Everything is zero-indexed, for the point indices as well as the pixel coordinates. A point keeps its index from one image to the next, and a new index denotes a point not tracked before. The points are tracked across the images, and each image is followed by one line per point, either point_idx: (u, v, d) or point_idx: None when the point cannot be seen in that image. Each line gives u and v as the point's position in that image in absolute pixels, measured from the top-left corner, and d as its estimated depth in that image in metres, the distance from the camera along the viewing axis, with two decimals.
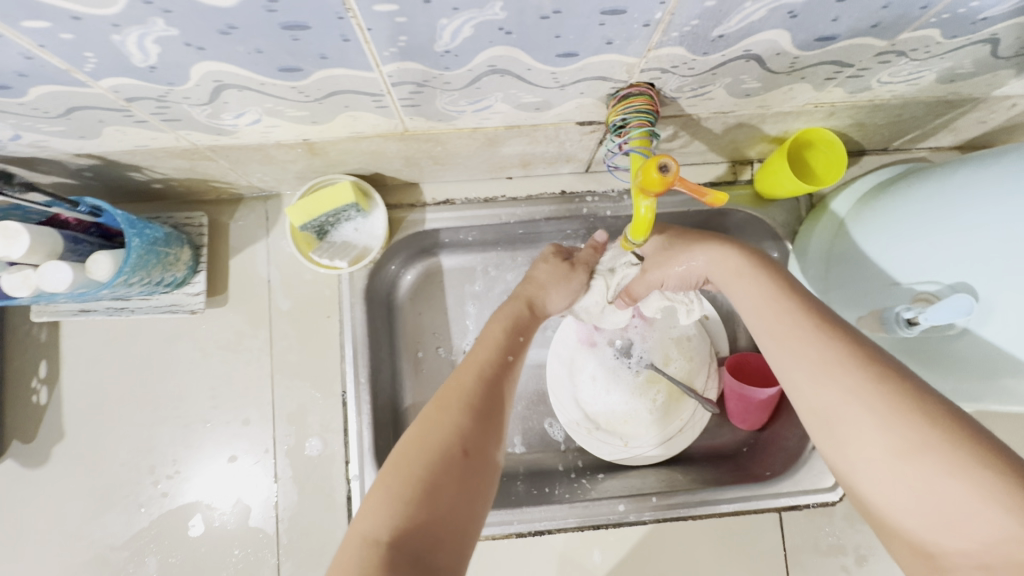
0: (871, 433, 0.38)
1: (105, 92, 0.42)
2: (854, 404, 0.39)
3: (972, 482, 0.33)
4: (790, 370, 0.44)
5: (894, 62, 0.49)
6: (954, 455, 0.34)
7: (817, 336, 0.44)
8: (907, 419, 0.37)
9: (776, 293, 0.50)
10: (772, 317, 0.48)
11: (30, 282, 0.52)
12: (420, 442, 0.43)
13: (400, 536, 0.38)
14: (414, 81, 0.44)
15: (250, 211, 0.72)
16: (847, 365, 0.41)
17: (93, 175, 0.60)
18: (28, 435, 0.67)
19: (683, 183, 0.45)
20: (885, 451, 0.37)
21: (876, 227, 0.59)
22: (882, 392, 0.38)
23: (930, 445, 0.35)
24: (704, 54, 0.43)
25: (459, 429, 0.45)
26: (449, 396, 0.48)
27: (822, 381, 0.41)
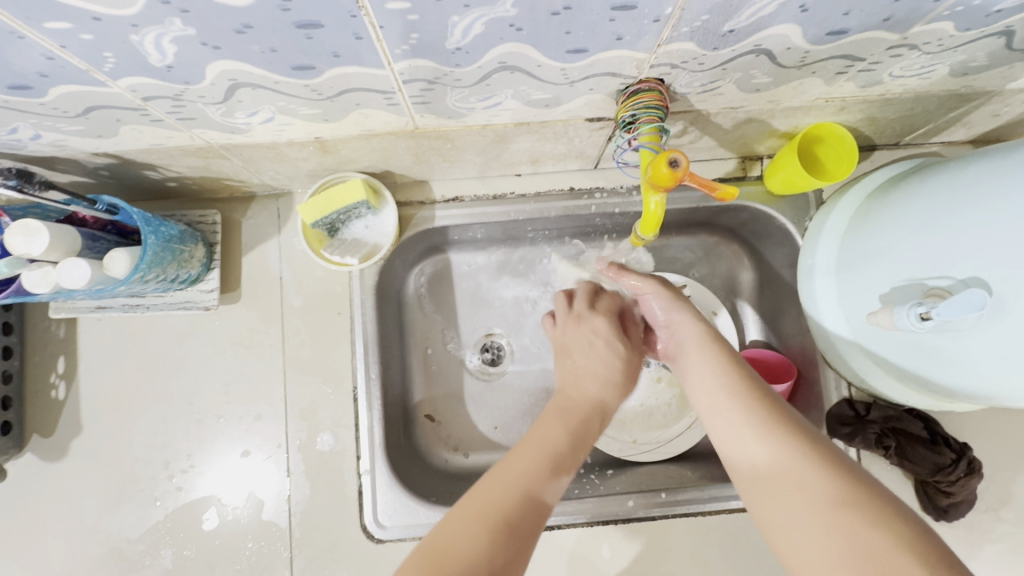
0: (800, 488, 0.40)
1: (123, 92, 0.43)
2: (797, 462, 0.41)
3: (884, 534, 0.34)
4: (738, 439, 0.47)
5: (906, 56, 0.48)
6: (875, 509, 0.36)
7: (742, 406, 0.48)
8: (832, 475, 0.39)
9: (722, 366, 0.53)
10: (720, 383, 0.52)
11: (49, 279, 0.53)
12: (466, 529, 0.39)
13: None
14: (425, 79, 0.45)
15: (262, 209, 0.72)
16: (782, 434, 0.44)
17: (110, 173, 0.61)
18: (47, 429, 0.69)
19: (693, 178, 0.46)
20: (812, 508, 0.38)
21: (892, 219, 0.58)
22: (808, 455, 0.41)
23: (846, 500, 0.37)
24: (714, 48, 0.44)
25: (500, 543, 0.39)
26: (503, 489, 0.44)
27: (760, 443, 0.44)
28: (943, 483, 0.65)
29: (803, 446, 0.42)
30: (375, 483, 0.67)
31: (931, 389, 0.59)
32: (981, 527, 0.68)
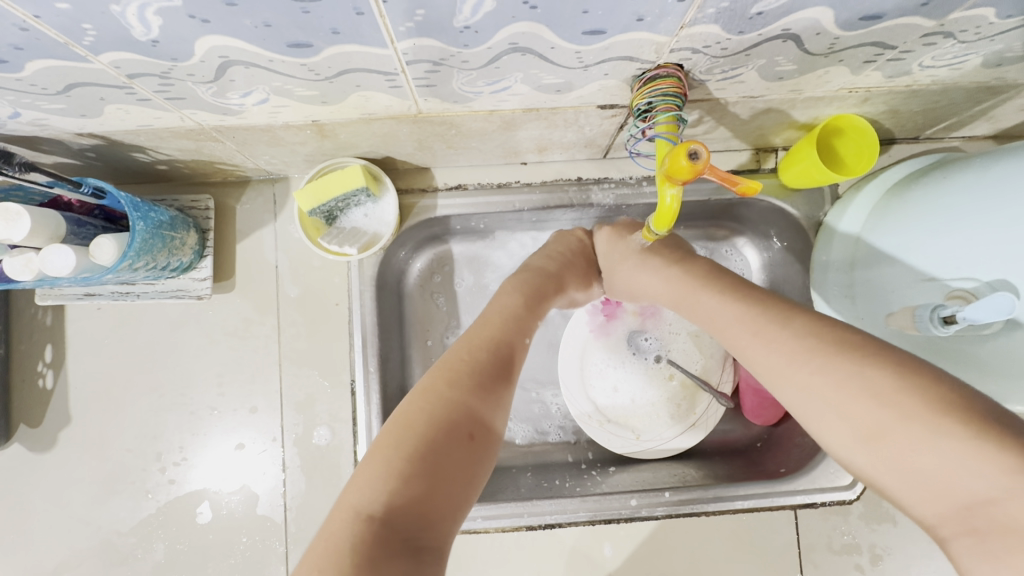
0: (839, 421, 0.38)
1: (106, 68, 0.40)
2: (815, 397, 0.40)
3: (938, 448, 0.33)
4: (770, 372, 0.45)
5: (940, 44, 0.46)
6: (925, 425, 0.34)
7: (764, 335, 0.46)
8: (858, 400, 0.37)
9: (721, 300, 0.52)
10: (737, 316, 0.49)
11: (32, 266, 0.50)
12: (419, 395, 0.45)
13: (391, 511, 0.37)
14: (430, 60, 0.42)
15: (257, 194, 0.70)
16: (812, 362, 0.41)
17: (96, 155, 0.58)
18: (34, 419, 0.67)
19: (713, 171, 0.43)
20: (854, 438, 0.38)
21: (915, 211, 0.56)
22: (844, 377, 0.39)
23: (891, 425, 0.36)
24: (740, 33, 0.41)
25: (478, 367, 0.49)
26: (479, 334, 0.53)
27: (783, 377, 0.43)
28: None
29: (834, 368, 0.40)
30: None
31: None
32: None
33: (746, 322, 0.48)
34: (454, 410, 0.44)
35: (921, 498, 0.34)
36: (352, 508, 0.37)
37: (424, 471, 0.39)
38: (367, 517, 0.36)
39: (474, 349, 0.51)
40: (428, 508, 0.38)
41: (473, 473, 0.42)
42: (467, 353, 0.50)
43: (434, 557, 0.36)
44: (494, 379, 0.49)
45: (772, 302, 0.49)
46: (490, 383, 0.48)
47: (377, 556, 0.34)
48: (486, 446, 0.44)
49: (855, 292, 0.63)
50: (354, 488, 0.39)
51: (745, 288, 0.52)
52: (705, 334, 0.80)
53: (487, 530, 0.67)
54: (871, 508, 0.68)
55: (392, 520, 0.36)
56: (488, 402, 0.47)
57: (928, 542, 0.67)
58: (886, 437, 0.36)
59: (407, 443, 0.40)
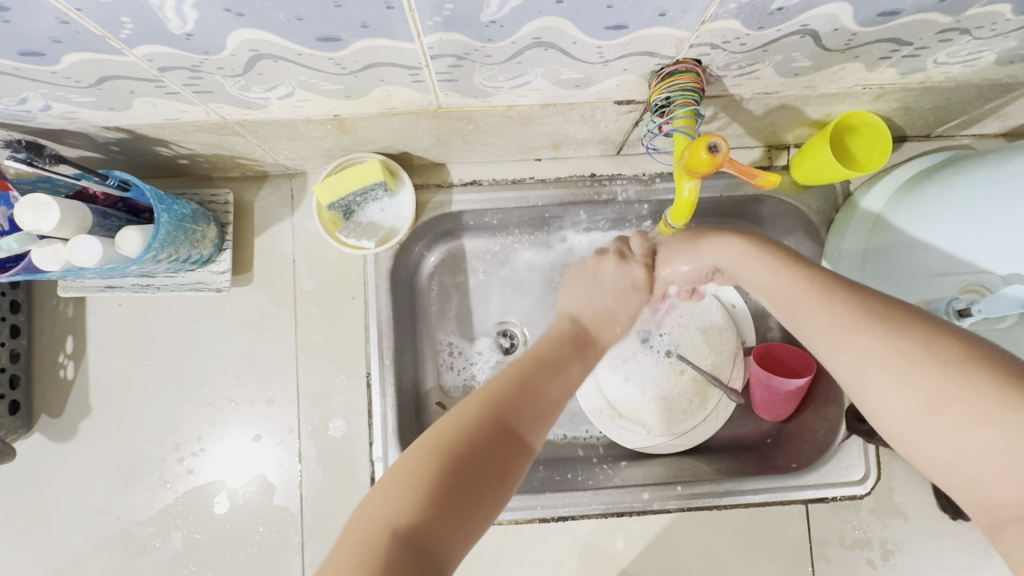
0: (904, 390, 0.38)
1: (139, 61, 0.41)
2: (874, 366, 0.40)
3: (1013, 423, 0.33)
4: (825, 341, 0.44)
5: (955, 41, 0.46)
6: (997, 399, 0.34)
7: (823, 304, 0.45)
8: (922, 371, 0.38)
9: (777, 270, 0.52)
10: (794, 288, 0.49)
11: (60, 257, 0.51)
12: (461, 416, 0.46)
13: (413, 531, 0.38)
14: (454, 54, 0.43)
15: (275, 189, 0.71)
16: (874, 330, 0.41)
17: (120, 149, 0.59)
18: (55, 409, 0.68)
19: (732, 164, 0.44)
20: (916, 407, 0.37)
21: (937, 203, 0.56)
22: (914, 348, 0.39)
23: (961, 397, 0.35)
24: (759, 28, 0.42)
25: (520, 395, 0.50)
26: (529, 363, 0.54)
27: (840, 345, 0.43)
28: None
29: (902, 340, 0.40)
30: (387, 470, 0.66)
31: None
32: None
33: (806, 291, 0.48)
34: (490, 431, 0.45)
35: (987, 473, 0.34)
36: (389, 528, 0.38)
37: (454, 492, 0.41)
38: (393, 532, 0.38)
39: (519, 376, 0.52)
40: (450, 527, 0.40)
41: (497, 489, 0.43)
42: (516, 377, 0.52)
43: (445, 575, 0.38)
44: (538, 405, 0.50)
45: (830, 278, 0.48)
46: (531, 395, 0.50)
47: (395, 566, 0.36)
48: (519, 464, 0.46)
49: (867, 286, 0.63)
50: (390, 494, 0.40)
51: (804, 260, 0.52)
52: (715, 331, 0.80)
53: (500, 523, 0.68)
54: (882, 503, 0.68)
55: (415, 536, 0.38)
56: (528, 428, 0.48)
57: (940, 537, 0.67)
58: (949, 410, 0.36)
59: (448, 463, 0.42)
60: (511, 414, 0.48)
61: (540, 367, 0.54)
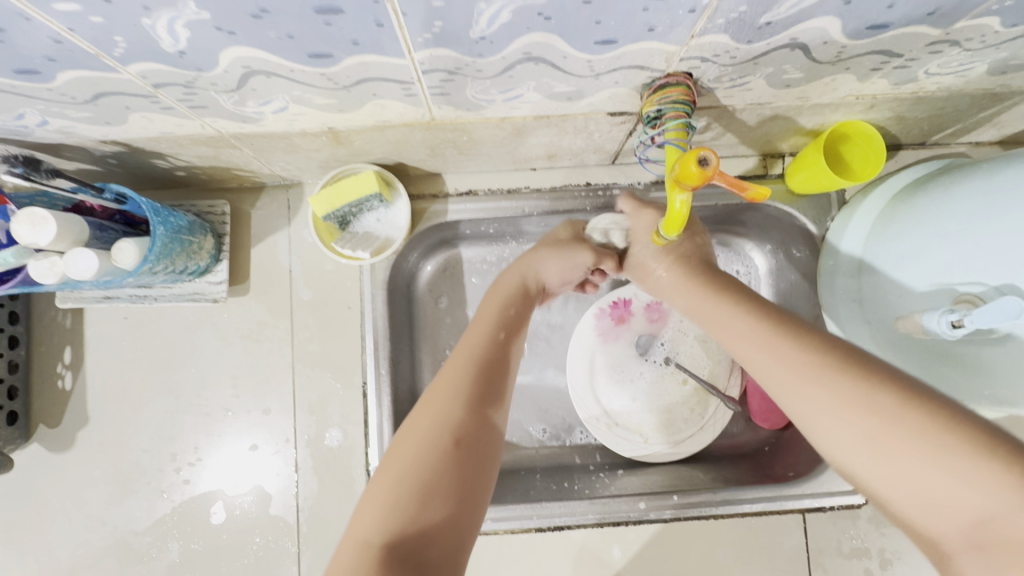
0: (847, 434, 0.39)
1: (133, 78, 0.41)
2: (822, 410, 0.41)
3: (948, 466, 0.34)
4: (775, 386, 0.45)
5: (946, 52, 0.46)
6: (931, 442, 0.35)
7: (772, 349, 0.46)
8: (866, 415, 0.38)
9: (738, 312, 0.52)
10: (744, 330, 0.50)
11: (56, 269, 0.52)
12: (418, 422, 0.46)
13: (391, 537, 0.39)
14: (446, 69, 0.43)
15: (272, 200, 0.71)
16: (816, 376, 0.42)
17: (118, 161, 0.59)
18: (53, 419, 0.68)
19: (722, 177, 0.44)
20: (863, 449, 0.38)
21: (937, 210, 0.55)
22: (853, 392, 0.40)
23: (896, 442, 0.37)
24: (748, 42, 0.42)
25: (464, 389, 0.49)
26: (469, 350, 0.53)
27: (794, 391, 0.43)
28: None
29: (840, 386, 0.41)
30: None
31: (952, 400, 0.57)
32: None
33: (756, 335, 0.49)
34: (447, 434, 0.45)
35: (928, 513, 0.35)
36: (361, 540, 0.39)
37: (411, 494, 0.41)
38: (365, 545, 0.39)
39: (462, 366, 0.51)
40: (425, 526, 0.40)
41: (462, 477, 0.43)
42: (462, 369, 0.51)
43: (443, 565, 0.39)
44: (485, 389, 0.50)
45: (779, 320, 0.49)
46: (489, 389, 0.50)
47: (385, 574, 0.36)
48: (485, 456, 0.46)
49: (862, 296, 0.63)
50: (368, 518, 0.41)
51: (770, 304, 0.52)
52: (713, 339, 0.80)
53: (496, 533, 0.68)
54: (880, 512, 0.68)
55: (393, 544, 0.38)
56: (480, 416, 0.47)
57: None
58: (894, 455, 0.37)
59: (413, 471, 0.42)
60: (465, 411, 0.47)
61: (484, 353, 0.53)
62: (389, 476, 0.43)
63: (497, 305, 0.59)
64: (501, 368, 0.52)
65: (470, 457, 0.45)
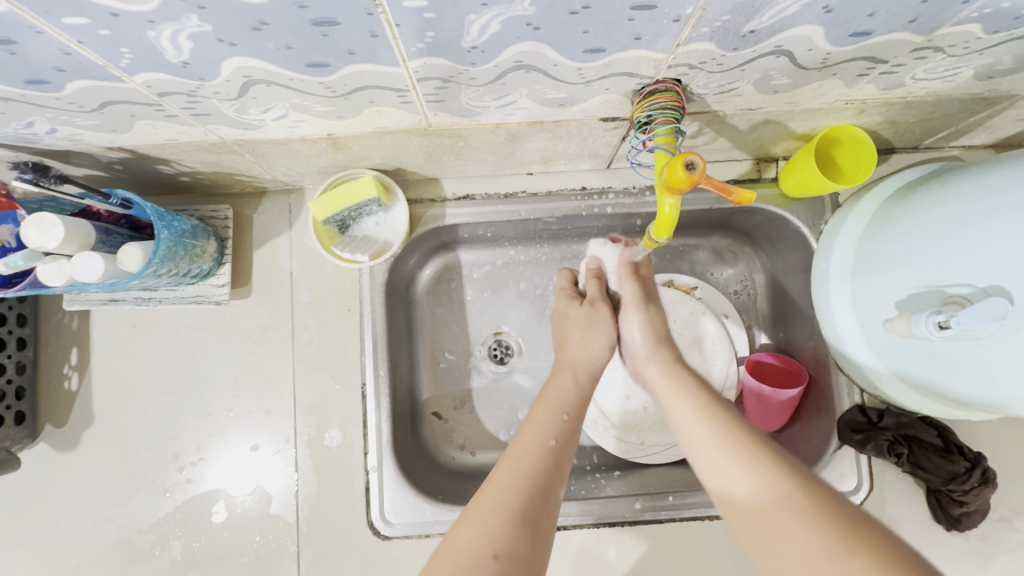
0: (804, 542, 0.40)
1: (138, 87, 0.43)
2: (785, 514, 0.42)
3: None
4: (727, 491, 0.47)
5: (931, 58, 0.47)
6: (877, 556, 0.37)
7: (729, 455, 0.48)
8: (824, 527, 0.40)
9: (705, 408, 0.53)
10: (700, 429, 0.52)
11: (64, 272, 0.53)
12: (472, 531, 0.43)
13: None
14: (439, 77, 0.44)
15: (274, 204, 0.73)
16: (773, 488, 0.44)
17: (124, 168, 0.61)
18: (61, 419, 0.69)
19: (709, 181, 0.45)
20: (817, 556, 0.38)
21: (927, 213, 0.56)
22: (802, 503, 0.42)
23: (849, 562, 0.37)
24: (734, 49, 0.43)
25: (518, 503, 0.46)
26: (527, 458, 0.50)
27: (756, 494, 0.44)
28: (956, 491, 0.64)
29: (794, 502, 0.42)
30: (382, 480, 0.67)
31: (945, 399, 0.58)
32: (992, 536, 0.67)
33: (715, 435, 0.50)
34: (501, 547, 0.42)
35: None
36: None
37: None
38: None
39: (518, 476, 0.48)
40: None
41: None
42: (520, 472, 0.49)
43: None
44: (535, 504, 0.46)
45: (740, 422, 0.51)
46: (541, 496, 0.47)
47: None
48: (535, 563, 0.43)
49: (852, 297, 0.64)
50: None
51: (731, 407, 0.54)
52: None
53: None
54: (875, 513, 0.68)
55: None
56: (530, 536, 0.44)
57: (934, 548, 0.67)
58: (848, 562, 0.37)
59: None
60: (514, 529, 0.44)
61: (541, 458, 0.50)
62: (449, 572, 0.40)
63: (552, 407, 0.57)
64: (558, 471, 0.50)
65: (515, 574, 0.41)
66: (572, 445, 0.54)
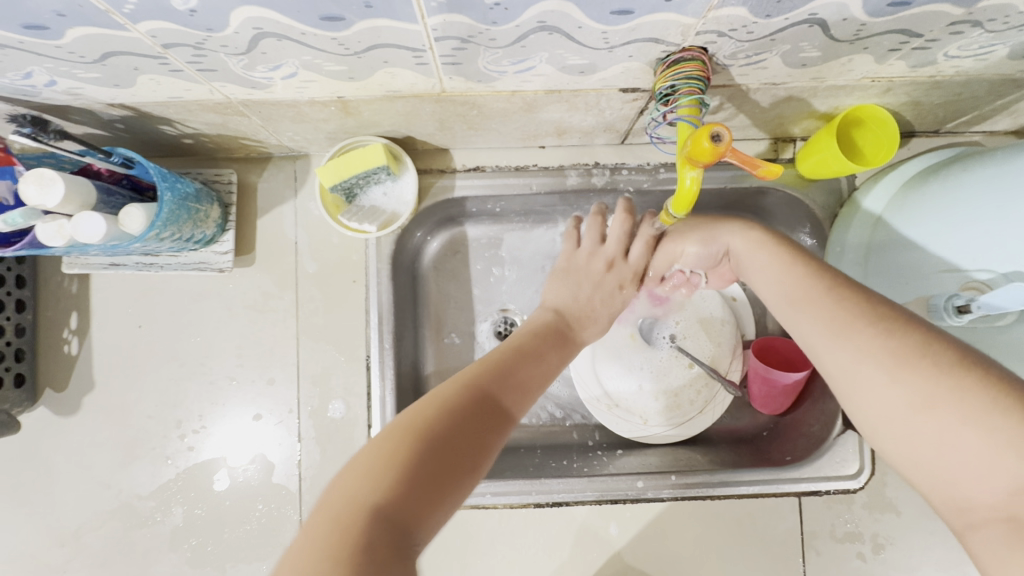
0: (892, 392, 0.38)
1: (142, 37, 0.41)
2: (868, 363, 0.40)
3: (1002, 429, 0.33)
4: (818, 338, 0.45)
5: (967, 34, 0.46)
6: (984, 402, 0.34)
7: (820, 305, 0.45)
8: (916, 369, 0.38)
9: (782, 261, 0.52)
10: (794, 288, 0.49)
11: (64, 232, 0.52)
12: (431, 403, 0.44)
13: (384, 506, 0.36)
14: (458, 37, 0.42)
15: (279, 170, 0.71)
16: (876, 330, 0.41)
17: (126, 127, 0.59)
18: (61, 383, 0.69)
19: (734, 154, 0.44)
20: (903, 410, 0.38)
21: (948, 197, 0.54)
22: (900, 343, 0.39)
23: (952, 402, 0.35)
24: (766, 16, 0.41)
25: (478, 410, 0.44)
26: (468, 387, 0.47)
27: (837, 340, 0.43)
28: None
29: (904, 338, 0.39)
30: None
31: None
32: None
33: (808, 290, 0.48)
34: (443, 435, 0.41)
35: (964, 478, 0.34)
36: (352, 496, 0.36)
37: (420, 469, 0.38)
38: (360, 502, 0.35)
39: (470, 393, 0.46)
40: (419, 489, 0.37)
41: (416, 460, 0.38)
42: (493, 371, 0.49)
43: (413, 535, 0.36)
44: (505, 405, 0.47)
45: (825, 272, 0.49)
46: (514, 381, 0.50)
47: (365, 523, 0.34)
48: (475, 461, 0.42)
49: (869, 281, 0.63)
50: (346, 495, 0.36)
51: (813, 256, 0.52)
52: (715, 322, 0.80)
53: (495, 507, 0.69)
54: (875, 498, 0.68)
55: (383, 512, 0.35)
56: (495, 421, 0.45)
57: (930, 532, 0.68)
58: (941, 410, 0.36)
59: (396, 448, 0.39)
60: (461, 438, 0.41)
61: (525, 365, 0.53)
62: (385, 463, 0.38)
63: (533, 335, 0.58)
64: (513, 395, 0.49)
65: (438, 459, 0.39)
66: (526, 378, 0.52)
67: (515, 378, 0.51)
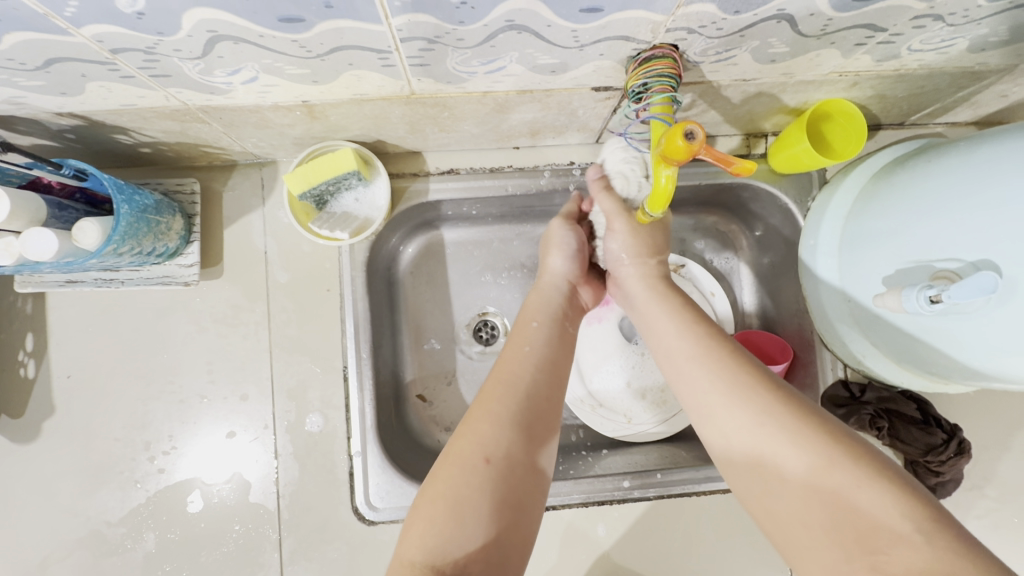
0: (789, 456, 0.42)
1: (88, 42, 0.38)
2: (765, 428, 0.43)
3: (875, 488, 0.38)
4: (709, 404, 0.47)
5: (929, 28, 0.46)
6: (862, 469, 0.39)
7: (715, 371, 0.48)
8: (808, 437, 0.42)
9: (682, 322, 0.54)
10: (691, 349, 0.50)
11: (13, 251, 0.49)
12: (468, 435, 0.47)
13: (431, 561, 0.41)
14: (425, 37, 0.41)
15: (244, 178, 0.68)
16: (762, 404, 0.44)
17: (77, 137, 0.56)
18: (17, 410, 0.65)
19: (707, 152, 0.43)
20: (794, 468, 0.41)
21: (915, 191, 0.55)
22: (787, 415, 0.43)
23: (837, 466, 0.40)
24: (735, 12, 0.41)
25: (500, 432, 0.47)
26: (494, 396, 0.50)
27: (732, 405, 0.45)
28: (932, 462, 0.65)
29: (785, 414, 0.43)
30: (366, 466, 0.65)
31: (927, 372, 0.58)
32: (964, 503, 0.69)
33: (707, 355, 0.49)
34: (465, 489, 0.44)
35: (850, 532, 0.38)
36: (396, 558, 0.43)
37: (447, 515, 0.43)
38: (409, 565, 0.41)
39: (497, 405, 0.49)
40: (463, 548, 0.42)
41: (437, 516, 0.43)
42: (502, 383, 0.51)
43: None
44: (525, 408, 0.50)
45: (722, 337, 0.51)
46: (527, 381, 0.52)
47: None
48: (508, 484, 0.45)
49: (842, 272, 0.63)
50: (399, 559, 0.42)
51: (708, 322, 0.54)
52: None
53: None
54: None
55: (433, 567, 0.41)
56: (523, 435, 0.48)
57: None
58: (830, 471, 0.40)
59: (435, 516, 0.43)
60: (477, 470, 0.45)
61: (528, 356, 0.54)
62: (433, 498, 0.44)
63: (526, 333, 0.57)
64: (540, 386, 0.52)
65: (461, 508, 0.43)
66: (558, 367, 0.54)
67: (536, 372, 0.53)
